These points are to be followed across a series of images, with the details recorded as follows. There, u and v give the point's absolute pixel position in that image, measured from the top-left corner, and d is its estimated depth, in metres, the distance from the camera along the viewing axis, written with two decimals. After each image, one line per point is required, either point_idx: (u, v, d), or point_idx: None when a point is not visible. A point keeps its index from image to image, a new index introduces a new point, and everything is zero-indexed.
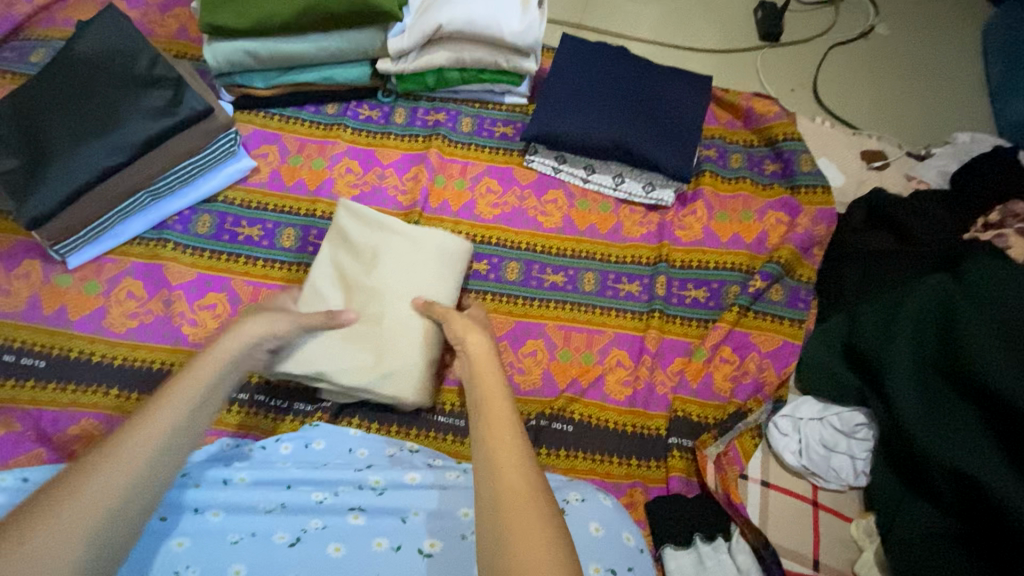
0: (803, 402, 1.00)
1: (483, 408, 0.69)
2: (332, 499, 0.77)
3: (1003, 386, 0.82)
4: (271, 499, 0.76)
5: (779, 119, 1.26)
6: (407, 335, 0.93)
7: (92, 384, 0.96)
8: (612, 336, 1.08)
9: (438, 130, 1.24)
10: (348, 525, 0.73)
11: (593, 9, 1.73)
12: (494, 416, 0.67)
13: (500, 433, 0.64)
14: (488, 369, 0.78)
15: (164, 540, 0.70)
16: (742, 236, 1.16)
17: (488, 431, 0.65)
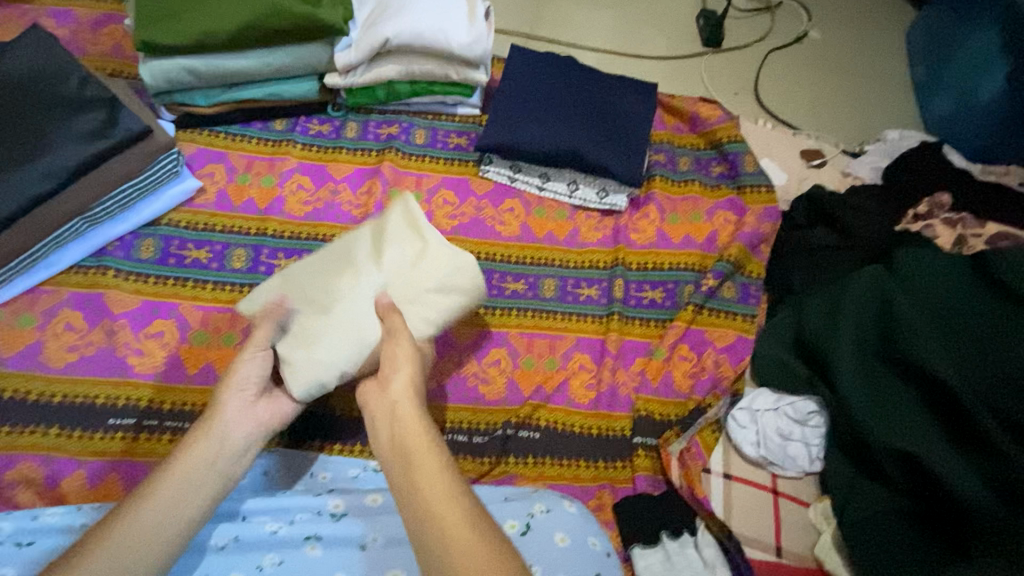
0: (759, 394, 1.03)
1: (406, 454, 0.65)
2: (286, 529, 0.74)
3: (937, 369, 0.89)
4: (221, 534, 0.74)
5: (722, 123, 1.31)
6: (345, 332, 0.81)
7: (29, 424, 0.90)
8: (574, 341, 1.10)
9: (392, 143, 1.23)
10: (305, 560, 0.72)
11: (542, 20, 1.76)
12: (419, 462, 0.63)
13: (431, 486, 0.61)
14: (406, 395, 0.71)
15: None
16: (693, 237, 1.19)
17: (418, 489, 0.61)
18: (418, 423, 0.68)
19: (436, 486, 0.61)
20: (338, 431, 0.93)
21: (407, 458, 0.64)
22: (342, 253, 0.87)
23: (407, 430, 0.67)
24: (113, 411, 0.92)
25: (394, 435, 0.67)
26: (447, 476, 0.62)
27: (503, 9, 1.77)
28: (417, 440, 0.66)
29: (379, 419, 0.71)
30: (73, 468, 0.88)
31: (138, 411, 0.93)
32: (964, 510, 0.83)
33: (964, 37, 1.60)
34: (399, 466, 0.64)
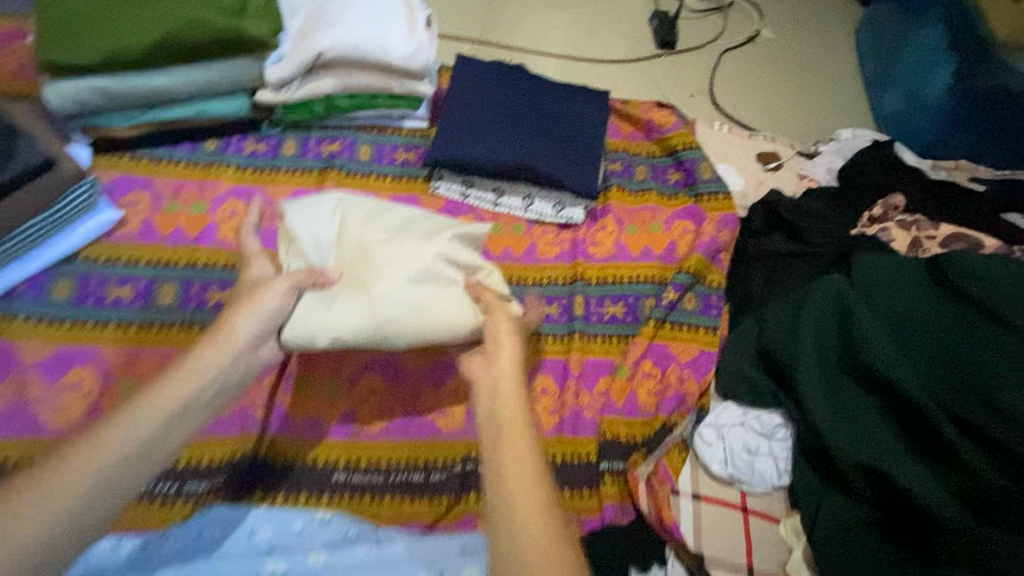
0: (724, 408, 1.01)
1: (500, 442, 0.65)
2: None
3: (900, 382, 0.88)
4: None
5: (677, 129, 1.29)
6: (382, 312, 0.85)
7: None
8: (535, 363, 1.05)
9: (334, 161, 1.16)
10: None
11: (494, 24, 1.71)
12: (518, 459, 0.63)
13: (517, 478, 0.61)
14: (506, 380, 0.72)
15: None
16: (652, 248, 1.16)
17: (505, 477, 0.62)
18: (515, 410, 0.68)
19: (524, 477, 0.62)
20: (282, 480, 0.88)
21: (497, 447, 0.65)
22: (401, 229, 0.93)
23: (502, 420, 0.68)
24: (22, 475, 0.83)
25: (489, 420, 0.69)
26: (536, 473, 0.62)
27: (452, 14, 1.71)
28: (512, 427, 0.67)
29: (482, 382, 0.75)
30: None
31: None
32: (931, 524, 0.82)
33: (911, 33, 1.64)
34: (493, 450, 0.65)
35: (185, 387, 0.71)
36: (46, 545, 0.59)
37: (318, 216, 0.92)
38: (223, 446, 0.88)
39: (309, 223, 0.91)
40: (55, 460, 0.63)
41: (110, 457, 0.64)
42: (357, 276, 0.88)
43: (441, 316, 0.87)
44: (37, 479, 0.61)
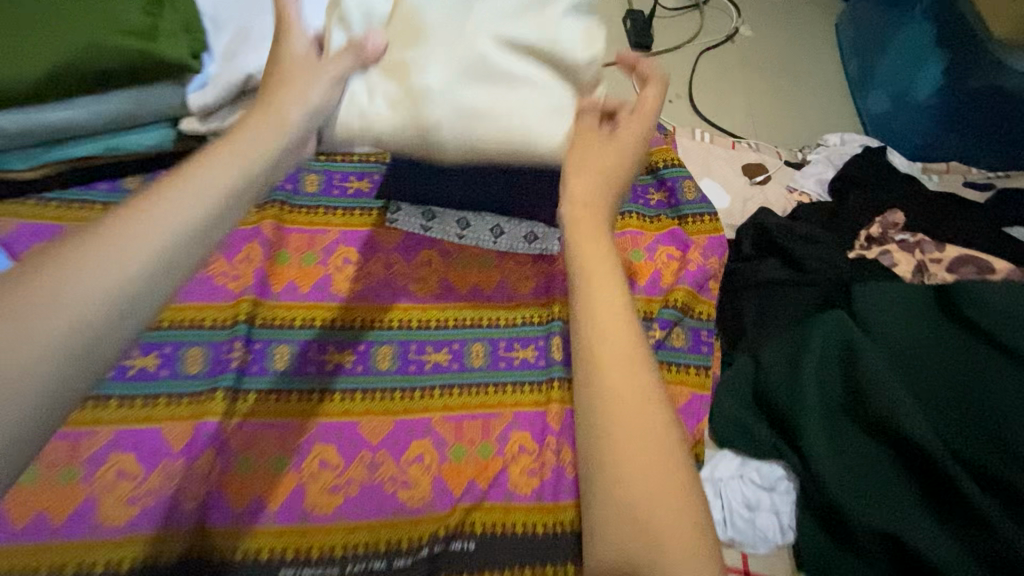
0: (720, 459, 0.91)
1: (615, 405, 0.56)
2: None
3: (915, 435, 0.78)
4: None
5: (657, 145, 1.19)
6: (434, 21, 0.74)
7: None
8: (510, 419, 0.94)
9: (275, 195, 1.04)
10: None
11: None
12: (612, 321, 0.59)
13: (627, 438, 0.55)
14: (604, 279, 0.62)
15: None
16: (634, 279, 1.04)
17: (624, 440, 0.55)
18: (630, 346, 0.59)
19: (643, 452, 0.54)
20: None
21: (610, 415, 0.56)
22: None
23: (622, 392, 0.56)
24: None
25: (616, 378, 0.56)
26: (642, 402, 0.56)
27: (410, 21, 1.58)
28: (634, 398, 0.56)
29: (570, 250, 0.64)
30: None
31: None
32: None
33: (895, 29, 1.55)
34: (611, 404, 0.56)
35: (225, 175, 0.52)
36: (65, 359, 0.38)
37: None
38: (147, 544, 0.75)
39: None
40: (117, 216, 0.45)
41: (129, 250, 0.43)
42: (414, 73, 0.73)
43: (517, 122, 0.73)
44: (105, 218, 0.45)
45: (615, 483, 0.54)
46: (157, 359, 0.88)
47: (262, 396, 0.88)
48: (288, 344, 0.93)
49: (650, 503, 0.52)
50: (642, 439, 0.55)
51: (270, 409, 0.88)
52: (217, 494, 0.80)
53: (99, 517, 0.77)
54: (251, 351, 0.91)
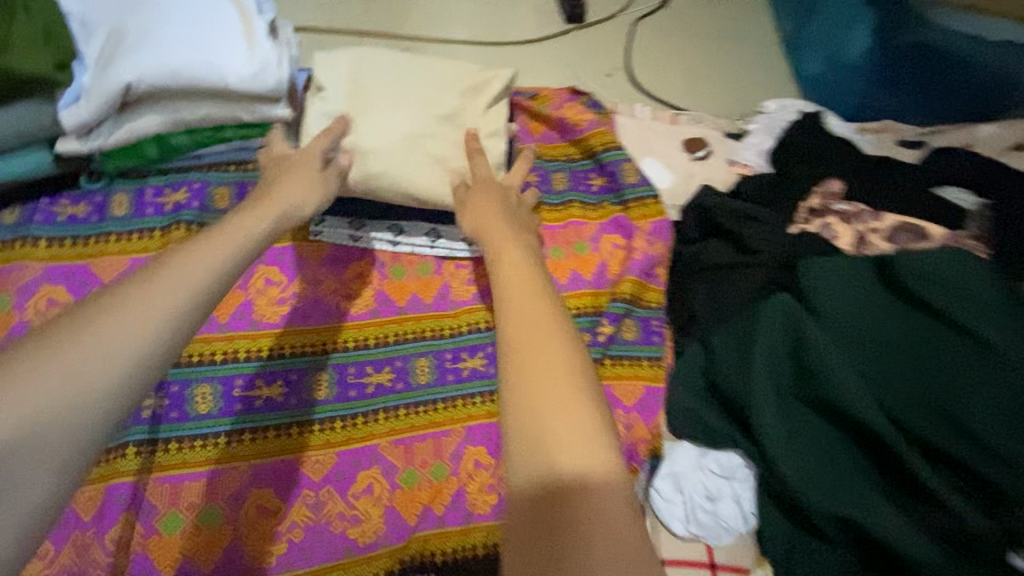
0: (679, 452, 0.89)
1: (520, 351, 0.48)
2: None
3: (863, 416, 0.78)
4: None
5: (595, 127, 1.13)
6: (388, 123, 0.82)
7: None
8: (463, 434, 0.89)
9: (179, 215, 0.93)
10: None
11: (376, 19, 1.49)
12: (522, 285, 0.54)
13: (543, 383, 0.46)
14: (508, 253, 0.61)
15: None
16: (581, 273, 1.01)
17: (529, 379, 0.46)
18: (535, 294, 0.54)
19: (554, 386, 0.46)
20: None
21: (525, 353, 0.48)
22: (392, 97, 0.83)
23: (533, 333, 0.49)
24: None
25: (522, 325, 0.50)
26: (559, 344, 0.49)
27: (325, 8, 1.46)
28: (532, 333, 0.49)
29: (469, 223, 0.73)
30: None
31: None
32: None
33: None
34: (519, 355, 0.48)
35: (214, 262, 0.54)
36: (58, 481, 0.39)
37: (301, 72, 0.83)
38: None
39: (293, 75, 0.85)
40: (92, 318, 0.45)
41: (121, 355, 0.44)
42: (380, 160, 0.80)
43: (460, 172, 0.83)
44: (68, 328, 0.44)
45: (529, 433, 0.44)
46: None
47: (187, 444, 0.81)
48: (211, 383, 0.85)
49: (576, 454, 0.43)
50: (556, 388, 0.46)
51: (197, 457, 0.80)
52: (144, 559, 0.74)
53: None
54: (170, 396, 0.83)
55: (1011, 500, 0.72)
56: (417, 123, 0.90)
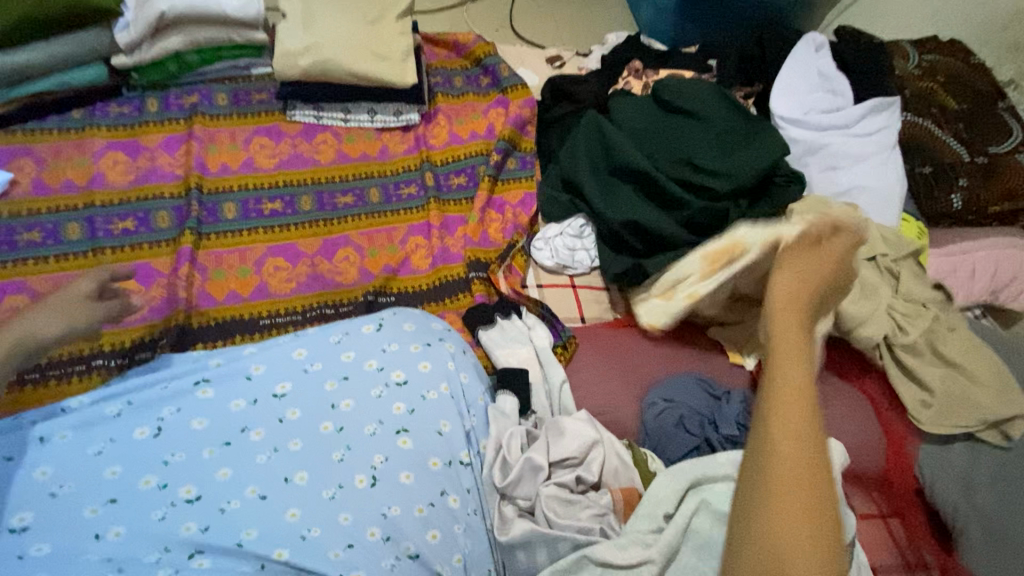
0: (548, 226, 1.35)
1: (801, 448, 0.56)
2: (173, 385, 0.84)
3: (640, 165, 1.26)
4: (114, 404, 0.81)
5: (478, 44, 1.63)
6: (343, 46, 1.39)
7: None
8: (406, 229, 1.33)
9: (196, 109, 1.36)
10: (199, 400, 0.82)
11: None
12: (796, 414, 0.58)
13: (794, 519, 0.53)
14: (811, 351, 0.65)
15: (24, 471, 0.73)
16: (477, 131, 1.50)
17: (766, 490, 0.55)
18: (811, 447, 0.56)
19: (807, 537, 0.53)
20: (205, 332, 1.10)
21: (770, 449, 0.57)
22: (346, 35, 1.41)
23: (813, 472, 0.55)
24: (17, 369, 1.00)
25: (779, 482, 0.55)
26: (806, 486, 0.54)
27: None
28: (804, 477, 0.55)
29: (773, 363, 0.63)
30: None
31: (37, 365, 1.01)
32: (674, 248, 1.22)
33: None
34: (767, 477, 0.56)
35: None
36: None
37: (296, 25, 1.41)
38: (159, 325, 1.08)
39: (288, 25, 1.41)
40: None
41: None
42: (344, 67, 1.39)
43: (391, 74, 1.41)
44: None
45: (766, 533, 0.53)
46: (134, 222, 1.20)
47: (223, 234, 1.22)
48: (233, 202, 1.27)
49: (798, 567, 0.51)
50: (802, 510, 0.54)
51: (230, 242, 1.22)
52: (202, 291, 1.15)
53: None
54: (206, 210, 1.25)
55: (719, 195, 1.23)
56: (352, 35, 1.41)
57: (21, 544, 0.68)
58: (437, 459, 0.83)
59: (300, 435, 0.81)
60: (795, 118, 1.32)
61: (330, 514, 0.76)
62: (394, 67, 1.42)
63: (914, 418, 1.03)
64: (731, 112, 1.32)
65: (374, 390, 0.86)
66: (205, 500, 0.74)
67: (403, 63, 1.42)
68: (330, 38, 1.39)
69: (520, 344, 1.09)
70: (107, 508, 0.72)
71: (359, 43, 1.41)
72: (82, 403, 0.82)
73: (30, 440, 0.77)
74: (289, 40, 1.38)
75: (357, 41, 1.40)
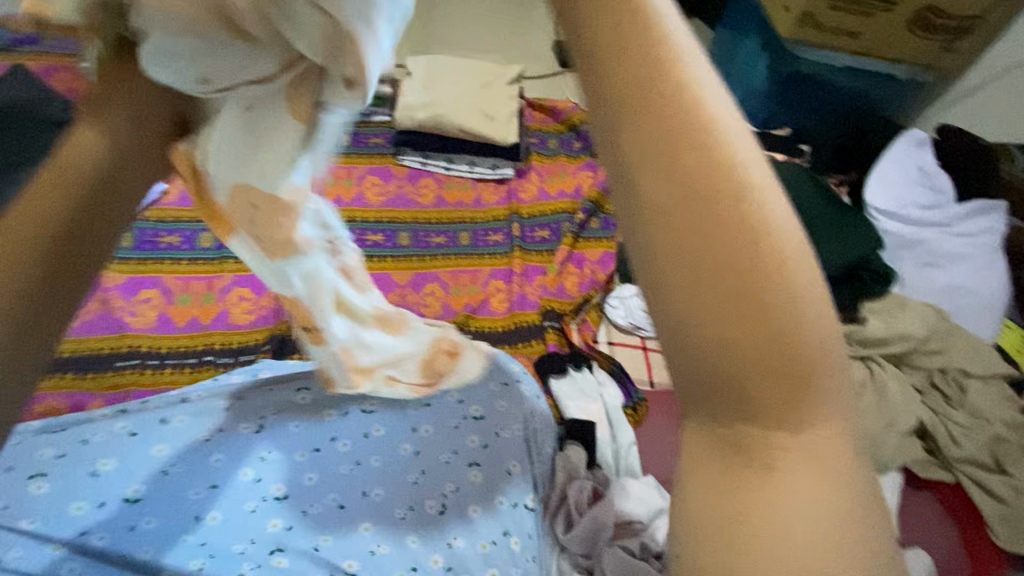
0: (625, 287, 1.39)
1: (705, 218, 0.33)
2: (278, 387, 0.92)
3: None
4: (226, 398, 0.89)
5: (575, 111, 1.74)
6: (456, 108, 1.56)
7: (55, 371, 1.07)
8: (488, 272, 1.40)
9: None
10: (298, 404, 0.89)
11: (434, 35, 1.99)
12: (680, 161, 0.34)
13: (715, 325, 0.33)
14: (670, 35, 0.36)
15: (143, 448, 0.82)
16: (565, 189, 1.59)
17: (686, 324, 0.34)
18: (720, 203, 0.33)
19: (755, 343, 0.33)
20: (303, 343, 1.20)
21: (661, 256, 0.34)
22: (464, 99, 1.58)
23: (735, 240, 0.33)
24: (148, 355, 1.12)
25: (683, 300, 0.34)
26: (728, 264, 0.33)
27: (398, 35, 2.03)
28: (723, 258, 0.33)
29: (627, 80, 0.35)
30: (93, 398, 1.05)
31: (161, 353, 1.13)
32: None
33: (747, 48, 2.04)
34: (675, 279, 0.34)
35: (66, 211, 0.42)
36: None
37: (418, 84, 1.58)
38: (267, 332, 1.19)
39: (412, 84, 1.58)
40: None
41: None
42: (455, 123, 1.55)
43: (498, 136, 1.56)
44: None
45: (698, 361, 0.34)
46: None
47: None
48: None
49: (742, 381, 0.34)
50: (735, 307, 0.33)
51: None
52: None
53: (234, 318, 1.20)
54: None
55: None
56: (466, 100, 1.57)
57: (133, 513, 0.76)
58: (504, 498, 0.85)
59: (380, 451, 0.86)
60: (890, 211, 1.33)
61: (399, 534, 0.79)
62: (498, 128, 1.56)
63: (991, 531, 0.99)
64: (828, 201, 1.30)
65: (452, 421, 0.90)
66: (291, 500, 0.80)
67: (507, 124, 1.57)
68: (448, 99, 1.56)
69: (591, 399, 1.08)
70: (208, 492, 0.79)
71: (470, 106, 1.57)
72: (198, 393, 0.90)
73: (153, 421, 0.86)
74: (411, 96, 1.56)
75: (470, 104, 1.57)
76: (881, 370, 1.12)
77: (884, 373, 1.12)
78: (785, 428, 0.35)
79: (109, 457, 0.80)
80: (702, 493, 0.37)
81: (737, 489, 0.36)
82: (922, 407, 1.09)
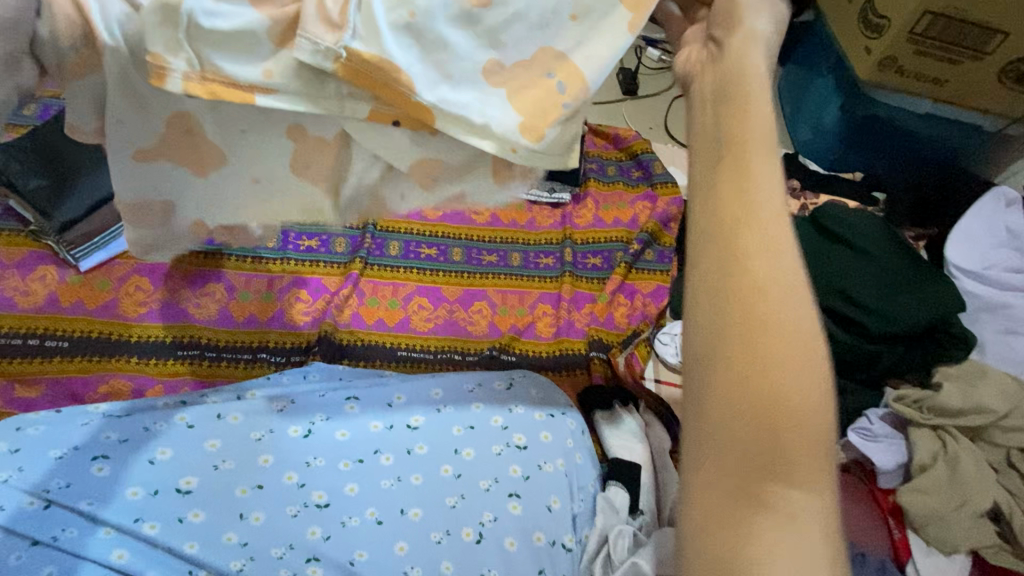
0: (676, 323, 1.36)
1: (754, 269, 0.40)
2: (330, 393, 0.93)
3: None
4: (279, 398, 0.90)
5: (637, 140, 1.72)
6: None
7: (123, 355, 1.13)
8: (537, 295, 1.39)
9: None
10: (347, 413, 0.90)
11: None
12: (744, 223, 0.41)
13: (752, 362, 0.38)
14: (756, 134, 0.45)
15: (197, 442, 0.84)
16: (621, 218, 1.56)
17: (728, 354, 0.39)
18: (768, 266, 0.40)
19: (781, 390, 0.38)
20: (352, 350, 1.24)
21: (719, 285, 0.40)
22: None
23: (783, 296, 0.39)
24: (208, 347, 1.16)
25: (712, 341, 0.40)
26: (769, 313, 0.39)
27: None
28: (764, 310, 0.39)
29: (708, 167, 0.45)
30: (155, 384, 1.11)
31: (219, 346, 1.17)
32: None
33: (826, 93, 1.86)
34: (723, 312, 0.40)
35: None
36: None
37: None
38: (313, 333, 1.22)
39: None
40: None
41: None
42: None
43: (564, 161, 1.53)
44: None
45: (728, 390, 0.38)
46: (317, 242, 1.34)
47: (382, 268, 1.35)
48: (395, 242, 1.40)
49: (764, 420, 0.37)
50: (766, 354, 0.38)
51: (386, 275, 1.35)
52: (356, 313, 1.28)
53: (290, 318, 1.23)
54: (375, 244, 1.38)
55: (874, 336, 1.15)
56: None
57: (186, 503, 0.78)
58: (542, 534, 0.83)
59: (422, 469, 0.86)
60: (974, 271, 1.24)
61: (433, 558, 0.78)
62: None
63: None
64: (906, 256, 1.23)
65: (496, 447, 0.89)
66: (332, 509, 0.81)
67: None
68: None
69: (637, 439, 1.06)
70: (255, 492, 0.80)
71: None
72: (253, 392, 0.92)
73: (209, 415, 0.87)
74: None
75: None
76: (956, 444, 1.04)
77: (958, 445, 1.03)
78: (799, 485, 0.37)
79: (165, 446, 0.82)
80: (699, 522, 0.38)
81: (743, 528, 0.37)
82: (1000, 488, 1.01)
